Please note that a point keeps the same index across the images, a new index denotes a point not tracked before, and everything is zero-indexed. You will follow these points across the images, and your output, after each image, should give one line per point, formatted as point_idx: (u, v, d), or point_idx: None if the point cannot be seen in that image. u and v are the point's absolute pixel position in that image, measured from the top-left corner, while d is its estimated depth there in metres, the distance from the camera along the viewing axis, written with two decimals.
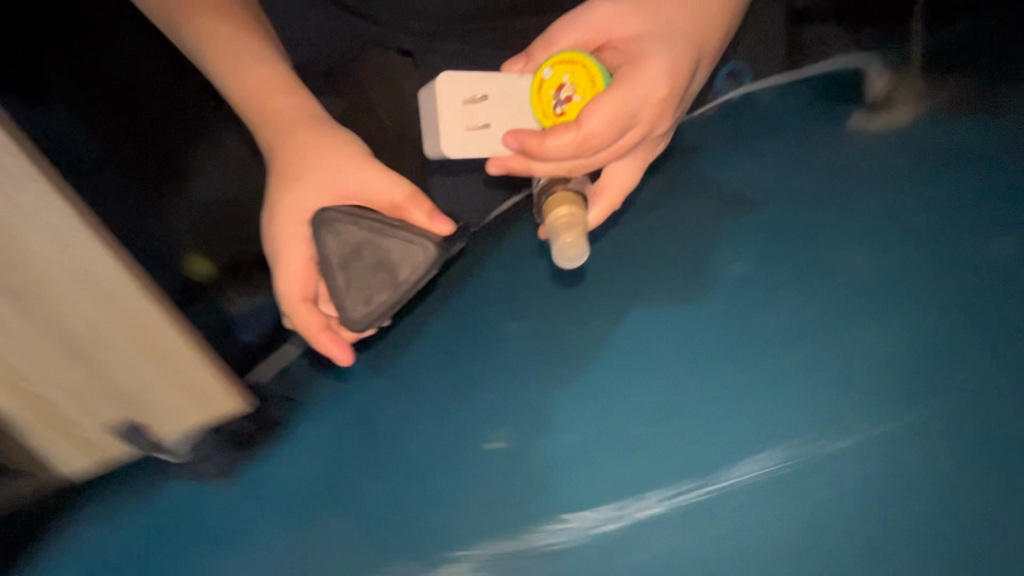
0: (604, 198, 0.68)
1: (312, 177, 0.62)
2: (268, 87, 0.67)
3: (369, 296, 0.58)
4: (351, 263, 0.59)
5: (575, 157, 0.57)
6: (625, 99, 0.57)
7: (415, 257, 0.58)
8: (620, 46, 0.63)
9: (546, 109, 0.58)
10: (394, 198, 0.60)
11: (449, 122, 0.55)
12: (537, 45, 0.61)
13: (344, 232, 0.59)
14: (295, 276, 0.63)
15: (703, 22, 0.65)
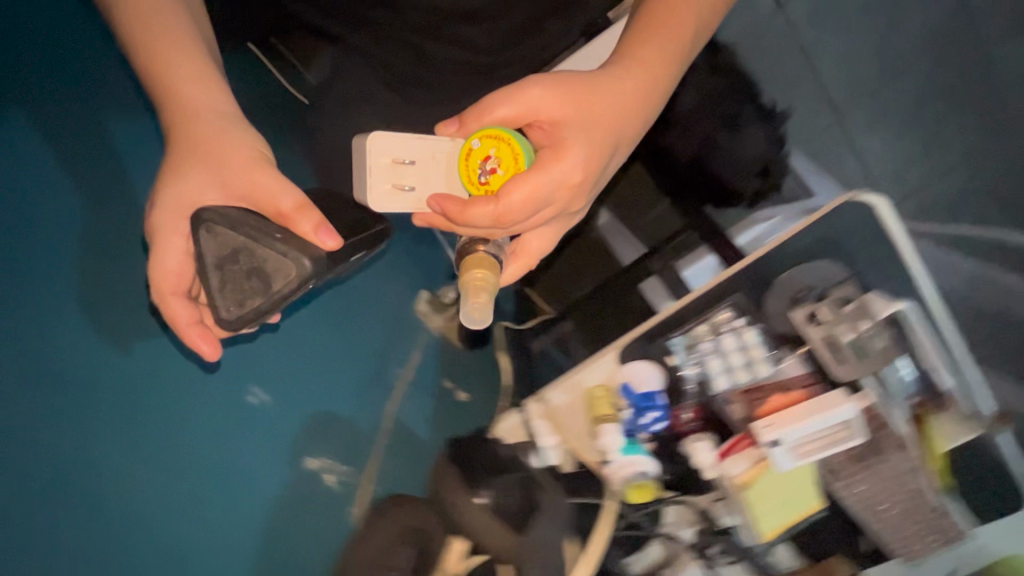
0: (516, 257, 0.78)
1: (203, 171, 0.65)
2: (182, 73, 0.68)
3: (242, 299, 0.61)
4: (226, 265, 0.62)
5: (490, 228, 0.64)
6: (540, 181, 0.62)
7: (286, 270, 0.60)
8: (547, 131, 0.68)
9: (472, 179, 0.65)
10: (281, 205, 0.62)
11: (380, 182, 0.65)
12: (470, 114, 0.65)
13: (220, 233, 0.61)
14: (173, 266, 0.65)
15: (625, 114, 0.70)
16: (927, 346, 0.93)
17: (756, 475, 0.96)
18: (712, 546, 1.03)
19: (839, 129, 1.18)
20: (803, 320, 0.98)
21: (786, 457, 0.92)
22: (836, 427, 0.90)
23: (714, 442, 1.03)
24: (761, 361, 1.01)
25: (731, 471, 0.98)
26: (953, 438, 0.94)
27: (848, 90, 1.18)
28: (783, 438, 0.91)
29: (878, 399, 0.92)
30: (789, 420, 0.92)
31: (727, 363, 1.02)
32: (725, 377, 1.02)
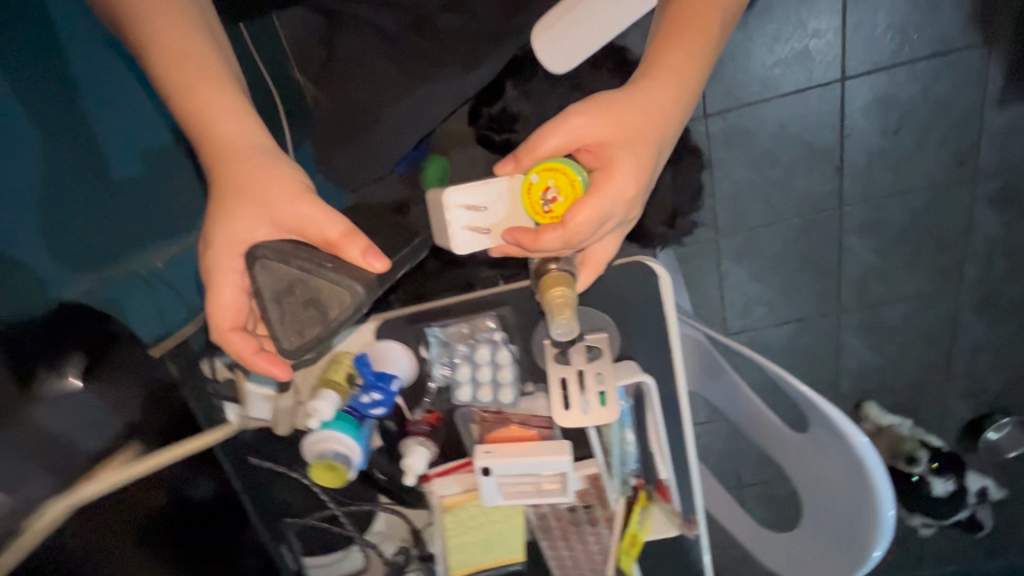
0: (588, 266, 0.59)
1: (247, 213, 0.57)
2: (209, 102, 0.58)
3: (303, 328, 0.56)
4: (282, 299, 0.56)
5: (561, 252, 0.57)
6: (602, 203, 0.56)
7: (342, 296, 0.54)
8: (595, 151, 0.59)
9: (537, 209, 0.60)
10: (326, 233, 0.55)
11: (455, 228, 0.63)
12: (521, 147, 0.59)
13: (276, 269, 0.55)
14: (230, 301, 0.59)
15: (669, 125, 0.61)
16: (659, 434, 0.60)
17: (462, 505, 0.59)
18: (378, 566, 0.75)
19: (712, 254, 1.27)
20: (553, 352, 0.59)
21: (493, 494, 0.56)
22: (549, 473, 0.55)
23: (437, 448, 0.60)
24: (505, 383, 0.58)
25: (441, 491, 0.60)
26: (656, 533, 0.64)
27: (731, 223, 1.24)
28: (500, 467, 0.54)
29: (606, 466, 0.59)
30: (510, 450, 0.55)
31: (475, 374, 0.59)
32: (469, 390, 0.58)
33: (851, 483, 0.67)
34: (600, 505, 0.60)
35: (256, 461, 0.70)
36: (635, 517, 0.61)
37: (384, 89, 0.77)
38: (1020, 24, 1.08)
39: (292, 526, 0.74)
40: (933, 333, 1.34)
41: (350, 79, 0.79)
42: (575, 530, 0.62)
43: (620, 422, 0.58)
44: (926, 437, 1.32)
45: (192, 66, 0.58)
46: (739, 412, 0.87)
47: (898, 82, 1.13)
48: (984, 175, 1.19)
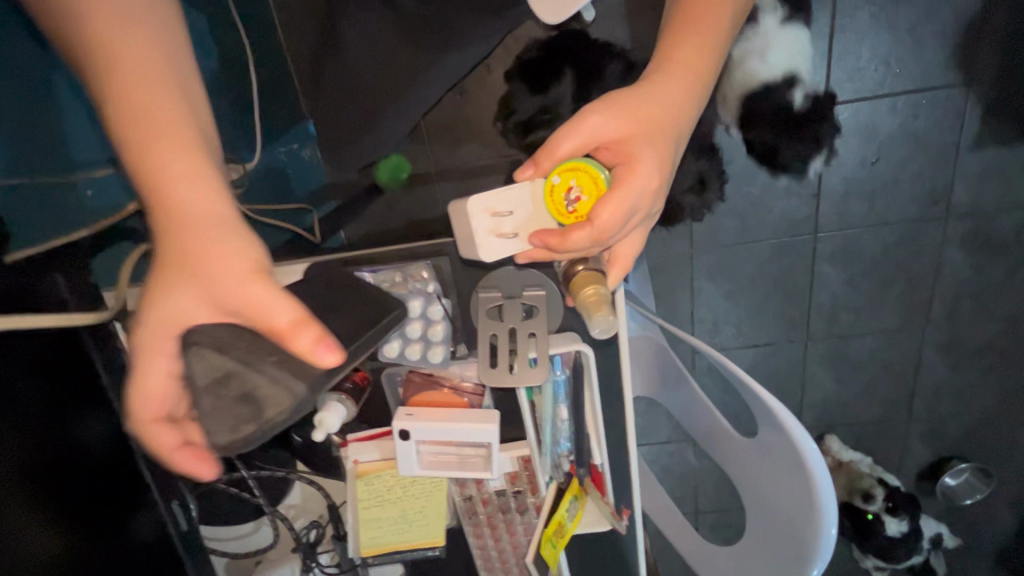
0: (617, 263, 0.61)
1: (184, 292, 0.47)
2: (152, 144, 0.44)
3: (236, 422, 0.53)
4: (213, 391, 0.53)
5: (590, 249, 0.57)
6: (627, 199, 0.55)
7: (281, 399, 0.53)
8: (614, 149, 0.58)
9: (561, 210, 0.59)
10: (277, 322, 0.47)
11: (481, 235, 0.60)
12: (539, 152, 0.57)
13: (211, 357, 0.51)
14: (155, 390, 0.52)
15: (686, 116, 0.59)
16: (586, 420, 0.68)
17: (379, 471, 0.69)
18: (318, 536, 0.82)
19: (686, 268, 1.25)
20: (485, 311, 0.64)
21: (411, 456, 0.64)
22: (470, 447, 0.66)
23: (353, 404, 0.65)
24: (436, 343, 0.65)
25: (359, 456, 0.69)
26: (589, 524, 0.74)
27: (707, 237, 1.22)
28: (417, 431, 0.63)
29: (537, 445, 0.67)
30: (432, 415, 0.64)
31: (405, 329, 0.65)
32: (399, 345, 0.65)
33: (795, 502, 0.65)
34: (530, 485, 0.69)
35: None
36: (565, 504, 0.69)
37: (394, 64, 0.76)
38: (999, 68, 1.09)
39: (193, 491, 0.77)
40: (897, 371, 1.34)
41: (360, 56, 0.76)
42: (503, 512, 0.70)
43: (552, 398, 0.66)
44: (884, 476, 1.30)
45: (142, 92, 0.43)
46: (696, 424, 0.84)
47: (879, 113, 1.13)
48: (956, 215, 1.20)
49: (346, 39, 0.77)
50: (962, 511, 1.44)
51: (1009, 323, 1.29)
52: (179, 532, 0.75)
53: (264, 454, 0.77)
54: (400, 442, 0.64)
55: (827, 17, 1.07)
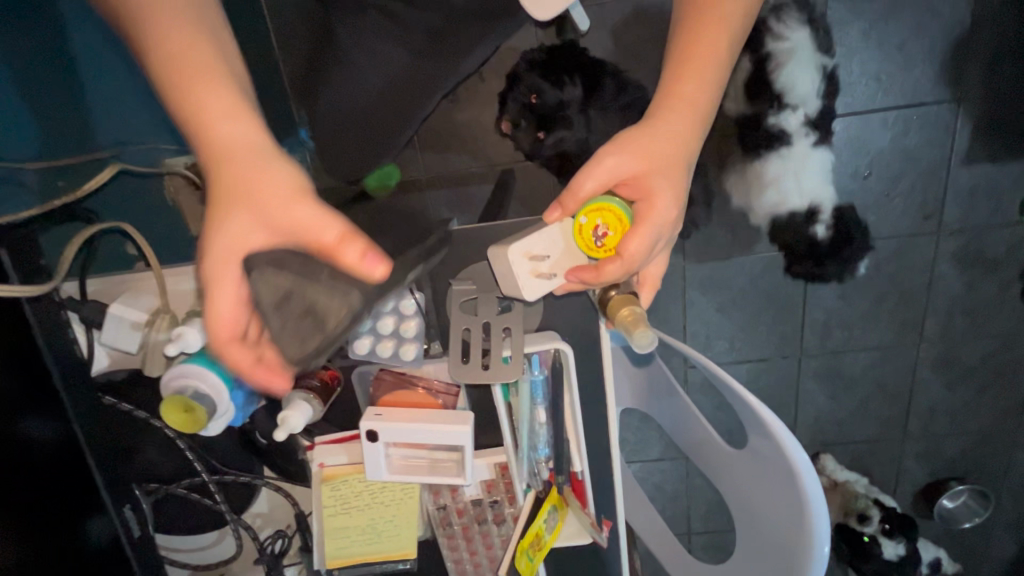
0: (647, 284, 0.63)
1: (232, 217, 0.47)
2: (180, 59, 0.44)
3: (305, 337, 0.49)
4: (279, 308, 0.48)
5: (620, 279, 0.57)
6: (649, 234, 0.55)
7: (340, 313, 0.49)
8: (633, 184, 0.56)
9: (590, 245, 0.59)
10: (326, 240, 0.46)
11: (522, 278, 0.59)
12: (563, 194, 0.56)
13: (270, 274, 0.48)
14: (224, 314, 0.49)
15: (697, 143, 0.58)
16: (566, 427, 0.65)
17: (345, 475, 0.69)
18: (273, 544, 0.83)
19: (677, 281, 1.24)
20: (459, 305, 0.64)
21: (380, 459, 0.65)
22: (442, 451, 0.67)
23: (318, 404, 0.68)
24: (408, 340, 0.66)
25: (325, 460, 0.69)
26: (567, 538, 0.71)
27: (699, 250, 1.21)
28: (384, 432, 0.63)
29: (514, 452, 0.65)
30: (402, 416, 0.64)
31: (376, 324, 0.66)
32: (370, 342, 0.65)
33: (786, 521, 0.62)
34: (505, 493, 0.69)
35: (112, 401, 0.75)
36: (541, 514, 0.67)
37: (393, 76, 0.71)
38: (987, 85, 1.10)
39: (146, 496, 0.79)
40: (891, 389, 1.32)
41: (358, 74, 0.71)
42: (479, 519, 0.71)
43: (529, 399, 0.65)
44: (880, 497, 1.27)
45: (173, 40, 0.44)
46: (686, 438, 0.81)
47: (870, 128, 1.13)
48: (948, 231, 1.19)
49: (343, 53, 0.70)
50: (960, 534, 1.41)
51: (1004, 340, 1.27)
52: (129, 535, 0.78)
53: (229, 457, 0.80)
54: (368, 444, 0.64)
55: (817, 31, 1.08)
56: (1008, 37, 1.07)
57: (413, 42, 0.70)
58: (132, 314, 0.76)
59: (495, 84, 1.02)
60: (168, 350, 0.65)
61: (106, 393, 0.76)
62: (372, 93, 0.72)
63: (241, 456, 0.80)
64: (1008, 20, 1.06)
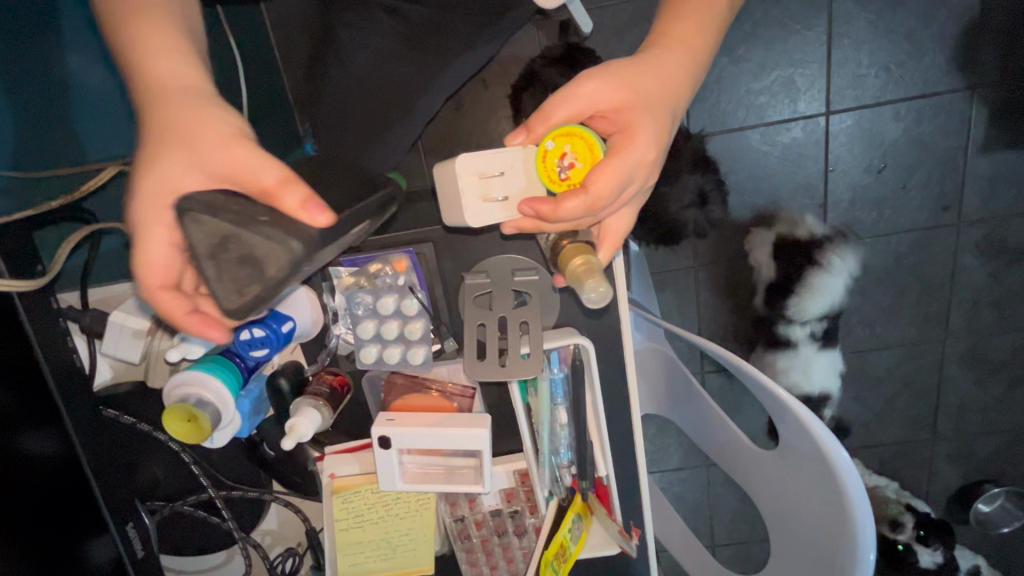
0: (607, 241, 0.57)
1: (172, 159, 0.45)
2: (133, 19, 0.47)
3: (242, 288, 0.43)
4: (216, 255, 0.42)
5: (582, 219, 0.53)
6: (623, 168, 0.51)
7: (282, 255, 0.41)
8: (611, 117, 0.54)
9: (552, 176, 0.57)
10: (265, 179, 0.43)
11: (469, 199, 0.58)
12: (532, 117, 0.55)
13: (203, 216, 0.42)
14: (154, 258, 0.47)
15: (685, 88, 0.56)
16: (589, 425, 0.63)
17: (358, 486, 0.68)
18: (285, 563, 0.82)
19: (690, 283, 1.21)
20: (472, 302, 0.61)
21: (393, 468, 0.63)
22: (458, 457, 0.64)
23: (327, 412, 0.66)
24: (415, 343, 0.64)
25: (336, 470, 0.68)
26: (594, 548, 0.68)
27: (712, 251, 1.19)
28: (397, 438, 0.61)
29: (533, 455, 0.63)
30: (414, 421, 0.62)
31: (381, 330, 0.63)
32: (377, 350, 0.63)
33: (826, 525, 0.59)
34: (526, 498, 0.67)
35: (115, 413, 0.72)
36: (567, 523, 0.63)
37: (400, 78, 0.70)
38: (1000, 71, 1.08)
39: (150, 516, 0.75)
40: (917, 387, 1.27)
41: (363, 77, 0.70)
42: (500, 530, 0.69)
43: (549, 399, 0.62)
44: (912, 502, 1.22)
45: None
46: (709, 442, 0.78)
47: (882, 120, 1.11)
48: (968, 222, 1.16)
49: (348, 55, 0.69)
50: (998, 539, 1.34)
51: None
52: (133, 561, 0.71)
53: (235, 471, 0.78)
54: (380, 451, 0.62)
55: (823, 25, 1.06)
56: (1019, 22, 1.06)
57: (421, 43, 0.69)
58: (132, 322, 0.73)
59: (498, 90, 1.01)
60: (168, 356, 0.63)
61: (107, 406, 0.73)
62: (378, 98, 0.71)
63: (248, 470, 0.78)
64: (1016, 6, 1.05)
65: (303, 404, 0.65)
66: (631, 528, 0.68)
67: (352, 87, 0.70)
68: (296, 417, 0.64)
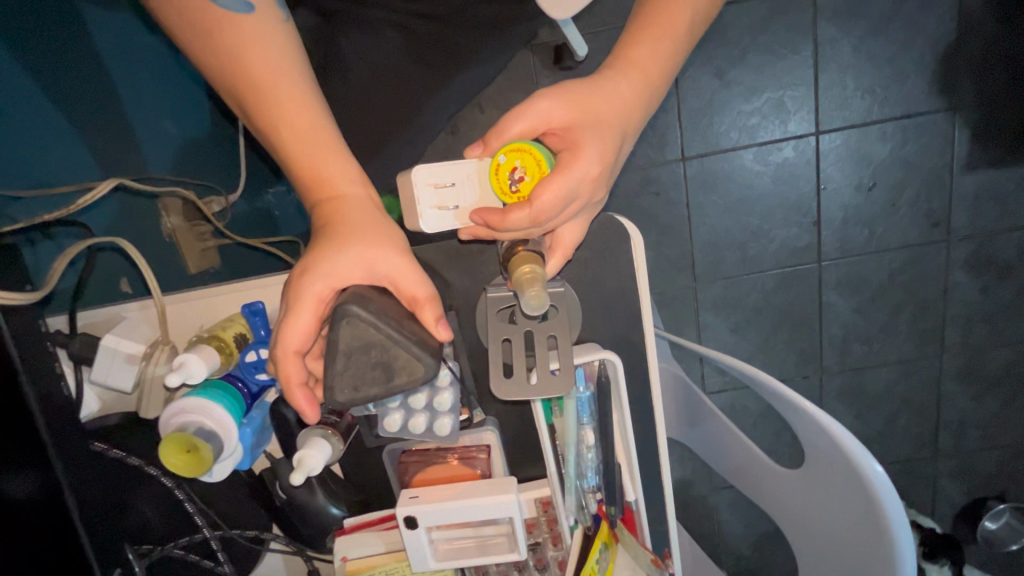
0: (558, 251, 0.57)
1: (344, 251, 0.50)
2: (296, 124, 0.51)
3: (359, 386, 0.48)
4: (353, 355, 0.48)
5: (528, 230, 0.53)
6: (568, 184, 0.51)
7: (415, 370, 0.49)
8: (561, 134, 0.54)
9: (504, 189, 0.54)
10: (415, 292, 0.51)
11: (422, 208, 0.55)
12: (489, 130, 0.53)
13: (360, 323, 0.47)
14: (302, 328, 0.50)
15: (634, 111, 0.57)
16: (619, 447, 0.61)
17: (382, 566, 0.65)
18: None
19: (690, 303, 1.21)
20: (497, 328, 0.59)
21: (424, 548, 0.60)
22: (489, 527, 0.63)
23: (336, 446, 0.62)
24: (443, 412, 0.60)
25: (349, 552, 0.66)
26: None
27: (709, 269, 1.19)
28: (424, 516, 0.59)
29: (558, 477, 0.61)
30: (439, 497, 0.60)
31: (408, 399, 0.60)
32: (402, 418, 0.59)
33: (860, 546, 0.56)
34: (549, 529, 0.65)
35: (103, 448, 0.66)
36: (594, 552, 0.59)
37: (414, 86, 0.69)
38: (979, 93, 1.11)
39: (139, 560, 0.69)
40: (917, 404, 1.27)
41: (376, 87, 0.68)
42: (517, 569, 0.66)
43: (574, 420, 0.59)
44: (918, 520, 1.20)
45: (291, 97, 0.51)
46: (724, 463, 0.76)
47: (870, 140, 1.13)
48: (958, 239, 1.18)
49: (358, 70, 0.67)
50: (1009, 558, 1.32)
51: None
52: None
53: (233, 513, 0.73)
54: (408, 532, 0.60)
55: (809, 49, 1.09)
56: (993, 46, 1.09)
57: (431, 55, 0.68)
58: (126, 346, 0.68)
59: (495, 114, 1.01)
60: (167, 380, 0.59)
61: (97, 440, 0.67)
62: (389, 112, 0.69)
63: (251, 511, 0.74)
64: (990, 32, 1.09)
65: (311, 438, 0.61)
66: (661, 553, 0.64)
67: (367, 98, 0.69)
68: (304, 449, 0.60)
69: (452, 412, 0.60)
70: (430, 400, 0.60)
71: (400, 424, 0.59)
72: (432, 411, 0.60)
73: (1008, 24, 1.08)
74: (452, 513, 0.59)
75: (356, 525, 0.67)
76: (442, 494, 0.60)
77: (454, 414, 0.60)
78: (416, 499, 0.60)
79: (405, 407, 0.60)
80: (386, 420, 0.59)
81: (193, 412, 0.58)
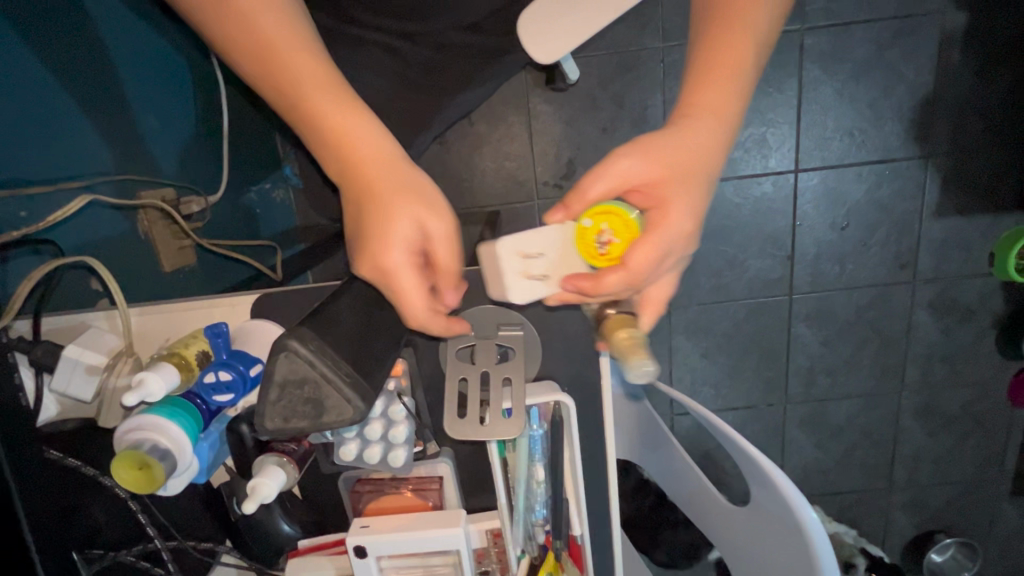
0: (649, 308, 0.54)
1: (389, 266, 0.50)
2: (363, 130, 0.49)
3: (289, 416, 0.48)
4: (285, 388, 0.47)
5: (621, 295, 0.51)
6: (660, 243, 0.49)
7: (344, 412, 0.48)
8: (646, 192, 0.51)
9: (592, 253, 0.51)
10: None
11: (511, 277, 0.52)
12: (569, 194, 0.50)
13: (297, 357, 0.47)
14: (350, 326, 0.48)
15: (716, 159, 0.53)
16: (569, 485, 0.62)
17: None
18: None
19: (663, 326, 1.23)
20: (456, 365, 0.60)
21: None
22: (436, 556, 0.64)
23: (290, 472, 0.63)
24: (398, 444, 0.61)
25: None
26: None
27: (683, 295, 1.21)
28: (372, 547, 0.61)
29: (508, 511, 0.61)
30: (388, 527, 0.62)
31: (364, 430, 0.61)
32: (356, 448, 0.60)
33: None
34: (497, 560, 0.66)
35: (58, 456, 0.67)
36: None
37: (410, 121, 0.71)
38: (951, 142, 1.15)
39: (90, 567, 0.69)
40: (875, 436, 1.31)
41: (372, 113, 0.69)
42: None
43: (527, 456, 0.61)
44: (867, 548, 1.24)
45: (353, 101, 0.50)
46: (677, 492, 0.79)
47: (845, 181, 1.17)
48: (923, 280, 1.22)
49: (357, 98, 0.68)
50: None
51: (980, 389, 1.28)
52: None
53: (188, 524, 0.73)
54: (358, 562, 0.61)
55: (793, 88, 1.12)
56: (969, 98, 1.13)
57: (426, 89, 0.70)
58: (88, 357, 0.67)
59: (484, 129, 1.05)
60: (124, 399, 0.58)
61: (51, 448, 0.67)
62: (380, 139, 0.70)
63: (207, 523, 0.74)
64: (968, 84, 1.12)
65: (266, 466, 0.61)
66: None
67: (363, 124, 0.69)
68: (259, 476, 0.60)
69: (406, 445, 0.61)
70: (385, 434, 0.61)
71: (353, 456, 0.60)
72: (387, 444, 0.61)
73: (984, 79, 1.12)
74: (399, 545, 0.61)
75: (309, 547, 0.69)
76: (392, 525, 0.62)
77: (408, 448, 0.61)
78: (365, 530, 0.61)
79: (361, 439, 0.61)
80: (340, 452, 0.60)
81: (151, 432, 0.58)
